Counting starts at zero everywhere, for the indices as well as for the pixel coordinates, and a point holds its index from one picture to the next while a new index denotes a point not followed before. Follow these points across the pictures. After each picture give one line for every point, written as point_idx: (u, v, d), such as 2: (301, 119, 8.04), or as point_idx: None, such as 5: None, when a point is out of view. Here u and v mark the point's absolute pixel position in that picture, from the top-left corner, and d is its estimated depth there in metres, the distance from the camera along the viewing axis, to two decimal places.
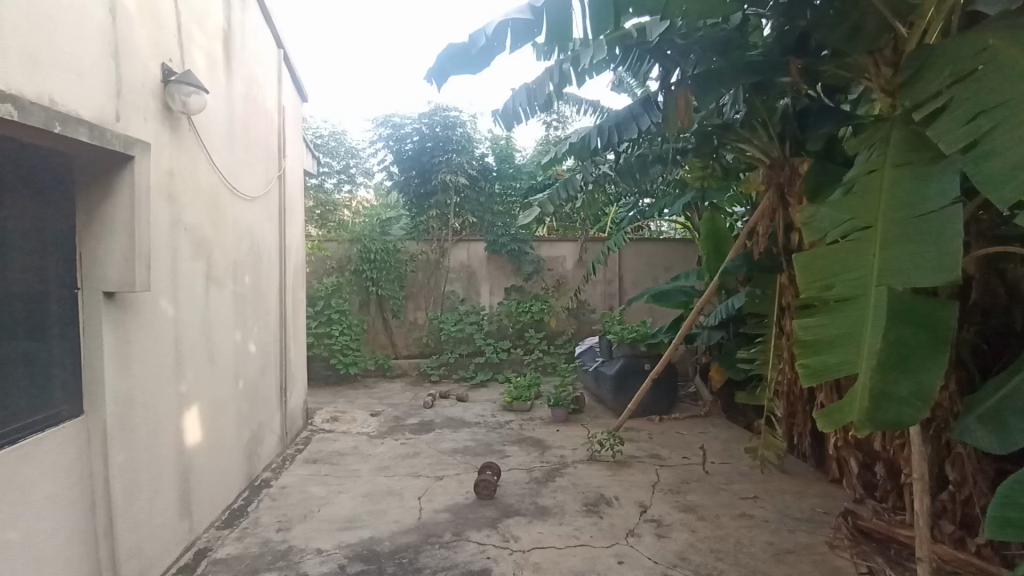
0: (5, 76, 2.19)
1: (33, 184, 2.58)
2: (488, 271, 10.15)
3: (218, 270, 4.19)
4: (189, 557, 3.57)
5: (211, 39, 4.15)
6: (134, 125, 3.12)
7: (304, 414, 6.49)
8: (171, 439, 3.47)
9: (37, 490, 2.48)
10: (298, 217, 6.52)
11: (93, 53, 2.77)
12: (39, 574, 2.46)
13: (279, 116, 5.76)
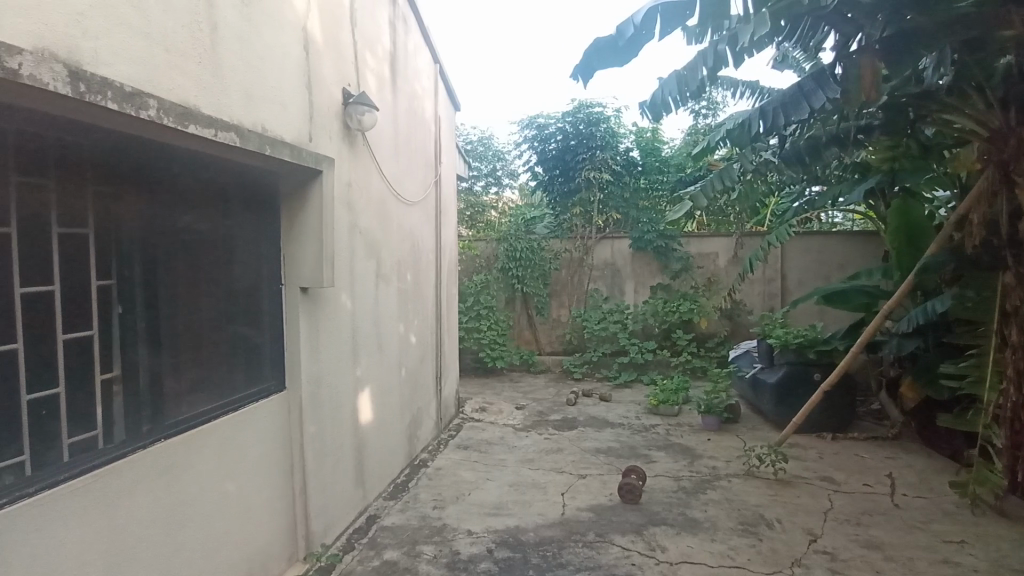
0: (229, 110, 2.70)
1: (250, 197, 3.16)
2: (633, 269, 9.87)
3: (386, 269, 4.69)
4: (363, 521, 4.06)
5: (381, 62, 4.66)
6: (322, 143, 3.62)
7: (457, 402, 6.97)
8: (349, 416, 3.97)
9: (253, 451, 3.01)
10: (452, 219, 7.02)
11: (292, 85, 3.26)
12: (252, 520, 2.99)
13: (436, 126, 6.25)
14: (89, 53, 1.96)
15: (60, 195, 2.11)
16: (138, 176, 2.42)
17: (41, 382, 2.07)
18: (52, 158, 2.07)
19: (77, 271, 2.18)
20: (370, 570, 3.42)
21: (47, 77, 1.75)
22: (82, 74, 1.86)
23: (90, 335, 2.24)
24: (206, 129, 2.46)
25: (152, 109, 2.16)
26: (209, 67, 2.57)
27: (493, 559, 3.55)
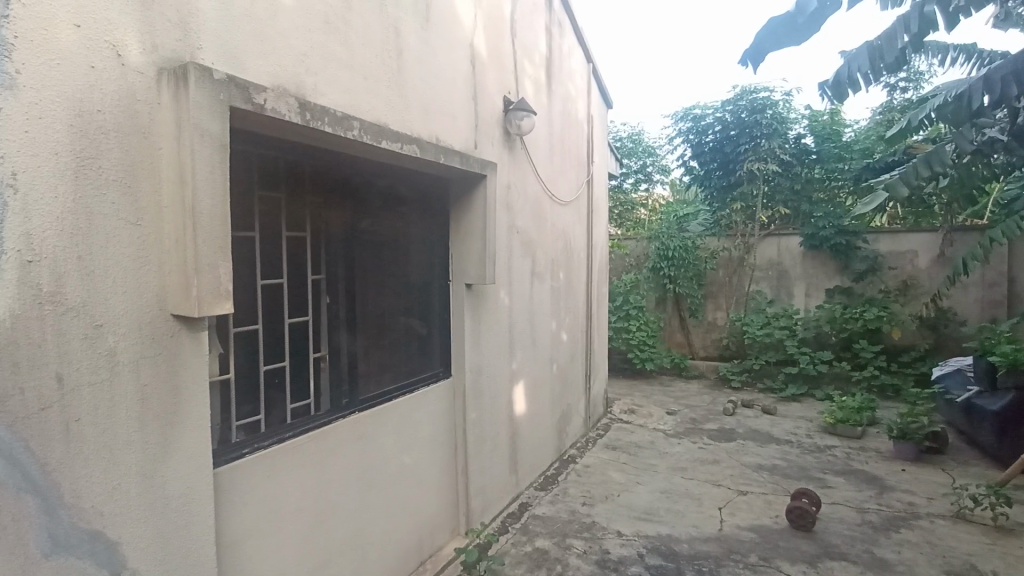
0: (410, 125, 3.03)
1: (423, 202, 3.53)
2: (805, 270, 8.84)
3: (540, 267, 4.85)
4: (515, 507, 4.26)
5: (537, 68, 4.82)
6: (486, 150, 3.88)
7: (605, 402, 6.93)
8: (505, 407, 4.20)
9: (424, 430, 3.35)
10: (603, 217, 6.98)
11: (460, 97, 3.54)
12: (423, 491, 3.32)
13: (589, 125, 6.27)
14: (309, 86, 2.38)
15: (287, 204, 2.59)
16: (341, 187, 2.85)
17: (274, 357, 2.57)
18: (282, 175, 2.54)
19: (298, 268, 2.65)
20: (522, 554, 3.59)
21: (283, 109, 2.14)
22: (308, 105, 2.25)
23: (306, 321, 2.70)
24: (395, 144, 2.79)
25: (356, 129, 2.51)
26: (395, 88, 2.92)
27: (645, 564, 3.48)
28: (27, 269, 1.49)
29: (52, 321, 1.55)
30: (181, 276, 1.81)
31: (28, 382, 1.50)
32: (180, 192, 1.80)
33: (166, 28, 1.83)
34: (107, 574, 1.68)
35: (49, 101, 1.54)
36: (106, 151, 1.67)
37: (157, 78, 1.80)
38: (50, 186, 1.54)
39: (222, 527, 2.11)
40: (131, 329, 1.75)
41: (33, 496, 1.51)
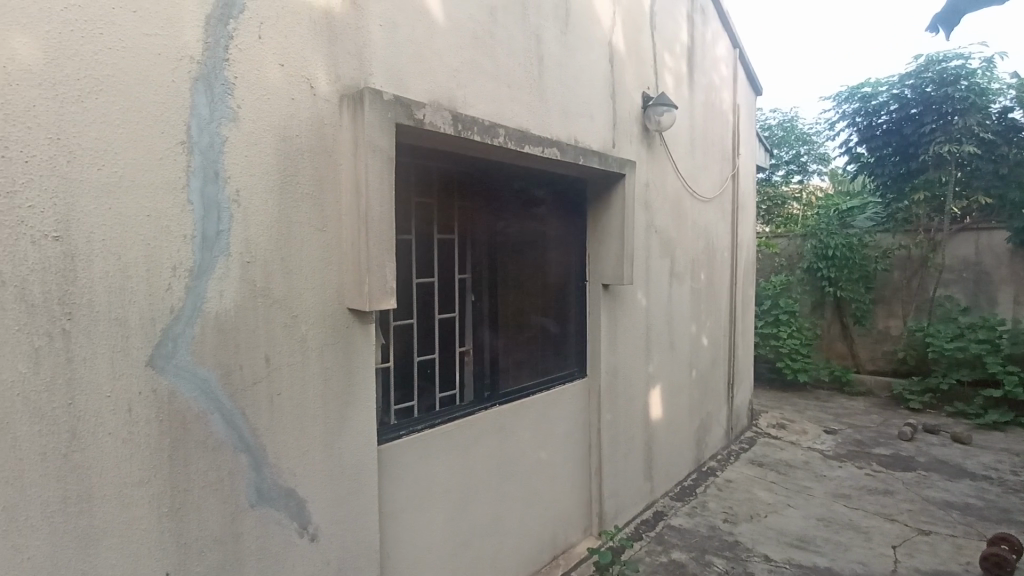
0: (549, 128, 3.10)
1: (559, 203, 3.59)
2: (1015, 271, 7.35)
3: (680, 267, 4.65)
4: (649, 515, 4.14)
5: (678, 59, 4.60)
6: (624, 148, 3.82)
7: (750, 413, 6.40)
8: (641, 410, 4.10)
9: (559, 428, 3.41)
10: (750, 213, 6.45)
11: (599, 97, 3.54)
12: (557, 488, 3.39)
13: (734, 115, 5.83)
14: (459, 98, 2.57)
15: (438, 209, 2.81)
16: (485, 191, 3.02)
17: (426, 349, 2.80)
18: (434, 182, 2.77)
19: (447, 268, 2.87)
20: (657, 563, 3.48)
21: (439, 123, 2.33)
22: (460, 116, 2.42)
23: (454, 316, 2.92)
24: (536, 148, 2.88)
25: (501, 137, 2.64)
26: (536, 94, 3.01)
27: None
28: (244, 268, 1.83)
29: (262, 311, 1.88)
30: (356, 275, 2.07)
31: (244, 360, 1.84)
32: (356, 201, 2.06)
33: (346, 59, 2.11)
34: (298, 526, 2.00)
35: (261, 129, 1.87)
36: (301, 168, 1.97)
37: (339, 102, 2.07)
38: (262, 200, 1.87)
39: (384, 498, 2.38)
40: (318, 319, 2.04)
41: (246, 453, 1.85)
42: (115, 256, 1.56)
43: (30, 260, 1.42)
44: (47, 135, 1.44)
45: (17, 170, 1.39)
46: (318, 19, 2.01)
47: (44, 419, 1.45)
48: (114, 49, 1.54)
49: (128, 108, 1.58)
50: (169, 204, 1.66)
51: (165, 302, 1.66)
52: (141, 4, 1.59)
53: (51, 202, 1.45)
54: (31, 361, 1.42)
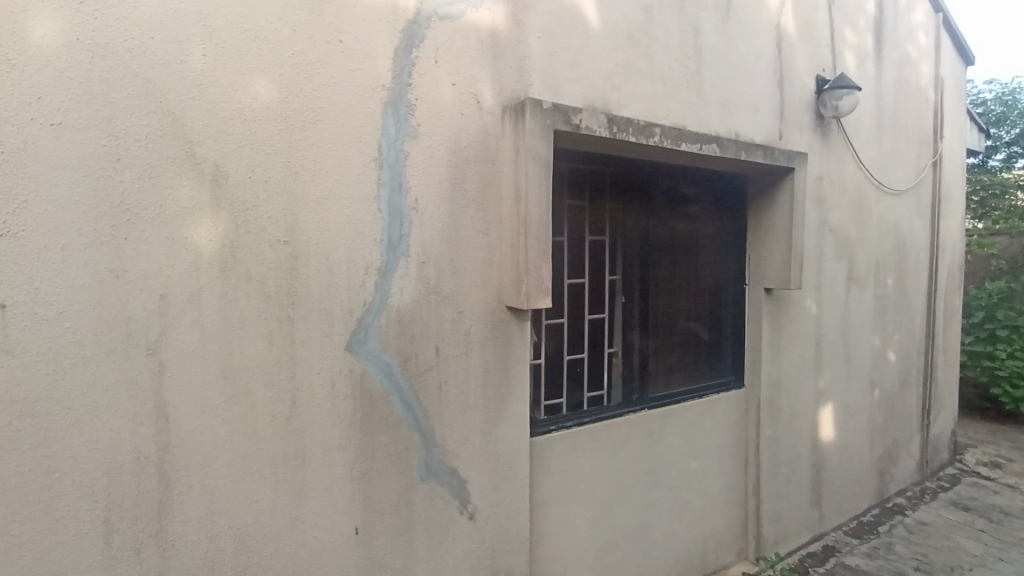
0: (707, 124, 2.96)
1: (716, 202, 3.40)
2: None
3: (861, 271, 4.08)
4: (816, 547, 3.71)
5: (862, 34, 4.04)
6: (793, 139, 3.48)
7: (953, 446, 5.36)
8: (808, 429, 3.69)
9: (712, 439, 3.23)
10: (957, 207, 5.40)
11: (764, 86, 3.27)
12: (708, 502, 3.21)
13: (936, 92, 4.94)
14: (613, 100, 2.58)
15: (590, 211, 2.85)
16: (636, 192, 2.99)
17: (575, 348, 2.87)
18: (587, 184, 2.82)
19: (598, 269, 2.91)
20: None
21: (595, 126, 2.35)
22: (614, 119, 2.42)
23: (603, 317, 2.94)
24: (693, 146, 2.74)
25: (656, 136, 2.58)
26: (693, 89, 2.89)
27: None
28: (421, 268, 2.07)
29: (434, 307, 2.10)
30: (515, 275, 2.20)
31: (418, 349, 2.07)
32: (516, 205, 2.18)
33: (508, 73, 2.26)
34: (459, 504, 2.20)
35: (436, 144, 2.08)
36: (469, 177, 2.16)
37: (502, 114, 2.23)
38: (435, 207, 2.09)
39: (535, 489, 2.49)
40: (481, 316, 2.22)
41: (418, 433, 2.09)
42: (325, 257, 1.87)
43: (267, 260, 1.78)
44: (281, 159, 1.78)
45: (261, 188, 1.76)
46: (485, 39, 2.19)
47: (274, 388, 1.80)
48: (327, 84, 1.86)
49: (336, 133, 1.88)
50: (364, 212, 1.94)
51: (359, 296, 1.94)
52: (347, 45, 1.89)
53: (282, 213, 1.79)
54: (267, 340, 1.79)
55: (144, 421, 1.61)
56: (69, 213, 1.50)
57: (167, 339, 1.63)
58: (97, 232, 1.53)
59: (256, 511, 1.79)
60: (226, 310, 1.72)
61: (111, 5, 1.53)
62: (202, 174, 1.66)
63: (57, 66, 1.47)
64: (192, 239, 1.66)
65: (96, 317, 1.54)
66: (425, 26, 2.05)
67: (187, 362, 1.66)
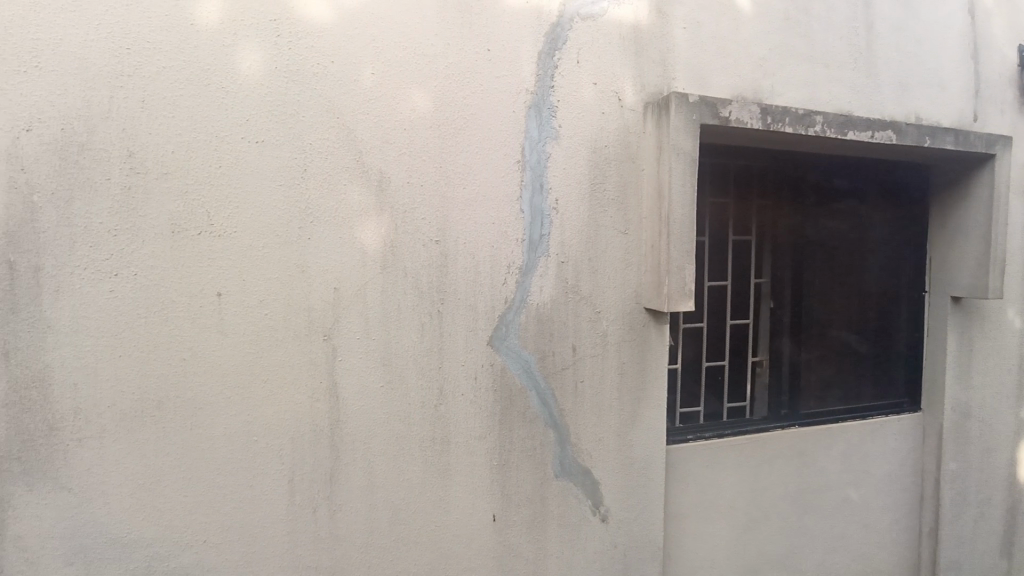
0: (879, 107, 2.61)
1: (888, 197, 2.98)
2: None
3: None
4: None
5: None
6: (993, 119, 2.93)
7: None
8: (1008, 466, 3.09)
9: (878, 466, 2.84)
10: None
11: (954, 59, 2.79)
12: (871, 538, 2.83)
13: None
14: (766, 89, 2.39)
15: (736, 209, 2.67)
16: (789, 187, 2.74)
17: (716, 355, 2.70)
18: (732, 180, 2.64)
19: (743, 271, 2.71)
20: None
21: (746, 118, 2.16)
22: (769, 109, 2.21)
23: (747, 323, 2.73)
24: (864, 134, 2.41)
25: (818, 124, 2.31)
26: (862, 70, 2.56)
27: None
28: (560, 267, 2.09)
29: (572, 306, 2.12)
30: (655, 276, 2.13)
31: (556, 348, 2.10)
32: (658, 204, 2.11)
33: (651, 68, 2.19)
34: (591, 504, 2.19)
35: (577, 144, 2.09)
36: (608, 176, 2.14)
37: (645, 110, 2.17)
38: (575, 207, 2.10)
39: (670, 499, 2.39)
40: (619, 317, 2.19)
41: (554, 430, 2.12)
42: (471, 256, 1.98)
43: (422, 258, 1.92)
44: (434, 165, 1.92)
45: (418, 191, 1.91)
46: (627, 35, 2.15)
47: (424, 376, 1.95)
48: (476, 92, 1.96)
49: (484, 138, 1.98)
50: (508, 213, 2.02)
51: (501, 294, 2.02)
52: (494, 53, 1.98)
53: (435, 215, 1.93)
54: (419, 332, 1.93)
55: (320, 398, 1.84)
56: (267, 217, 1.76)
57: (339, 326, 1.84)
58: (287, 232, 1.78)
59: (407, 488, 1.95)
60: (386, 303, 1.89)
61: (302, 36, 1.77)
62: (370, 180, 1.85)
63: (261, 92, 1.74)
64: (360, 238, 1.85)
65: (286, 305, 1.79)
66: (568, 27, 2.07)
67: (353, 348, 1.86)
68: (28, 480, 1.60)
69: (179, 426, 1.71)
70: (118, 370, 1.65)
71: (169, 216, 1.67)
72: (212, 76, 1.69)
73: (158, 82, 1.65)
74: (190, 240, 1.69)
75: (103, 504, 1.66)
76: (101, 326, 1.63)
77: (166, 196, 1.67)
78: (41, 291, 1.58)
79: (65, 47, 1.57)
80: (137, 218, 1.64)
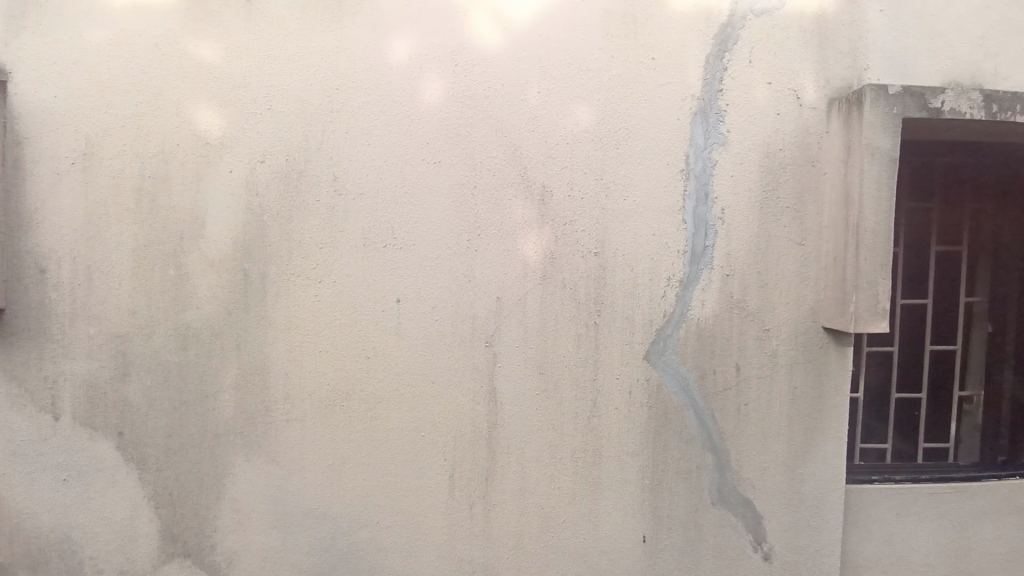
0: None
1: None
2: None
3: None
4: None
5: None
6: None
7: None
8: None
9: None
10: None
11: None
12: None
13: None
14: (990, 71, 1.99)
15: (942, 214, 2.27)
16: (1015, 188, 2.27)
17: (910, 385, 2.32)
18: (938, 182, 2.24)
19: (950, 289, 2.29)
20: None
21: (966, 108, 1.82)
22: (997, 95, 1.84)
23: (954, 350, 2.30)
24: None
25: None
26: None
27: None
28: (724, 281, 1.96)
29: (737, 323, 1.97)
30: (839, 293, 1.89)
31: (718, 367, 1.97)
32: (844, 212, 1.87)
33: (838, 60, 1.96)
34: (752, 539, 2.01)
35: (748, 149, 1.95)
36: (783, 183, 1.96)
37: (828, 108, 1.94)
38: (744, 217, 1.96)
39: (848, 546, 2.10)
40: (791, 337, 1.98)
41: (712, 454, 1.99)
42: (629, 268, 1.94)
43: (580, 270, 1.94)
44: (594, 177, 1.92)
45: (577, 204, 1.93)
46: (809, 27, 1.95)
47: (578, 387, 1.95)
48: (639, 102, 1.93)
49: (646, 148, 1.93)
50: (668, 224, 1.94)
51: (660, 308, 1.95)
52: (658, 60, 1.92)
53: (594, 227, 1.93)
54: (575, 343, 1.95)
55: (480, 401, 1.94)
56: (441, 231, 1.91)
57: (500, 334, 1.93)
58: (457, 245, 1.91)
59: (557, 497, 1.97)
60: (544, 314, 1.94)
61: (476, 62, 1.89)
62: (533, 194, 1.91)
63: (440, 116, 1.89)
64: (522, 250, 1.92)
65: (454, 312, 1.92)
66: (740, 26, 1.93)
67: (512, 356, 1.94)
68: (248, 453, 1.92)
69: (362, 417, 1.92)
70: (318, 364, 1.91)
71: (362, 231, 1.89)
72: (399, 105, 1.88)
73: (357, 114, 1.88)
74: (377, 251, 1.90)
75: (302, 479, 1.93)
76: (307, 326, 1.90)
77: (360, 214, 1.89)
78: (266, 295, 1.89)
79: (291, 91, 1.87)
80: (338, 233, 1.89)
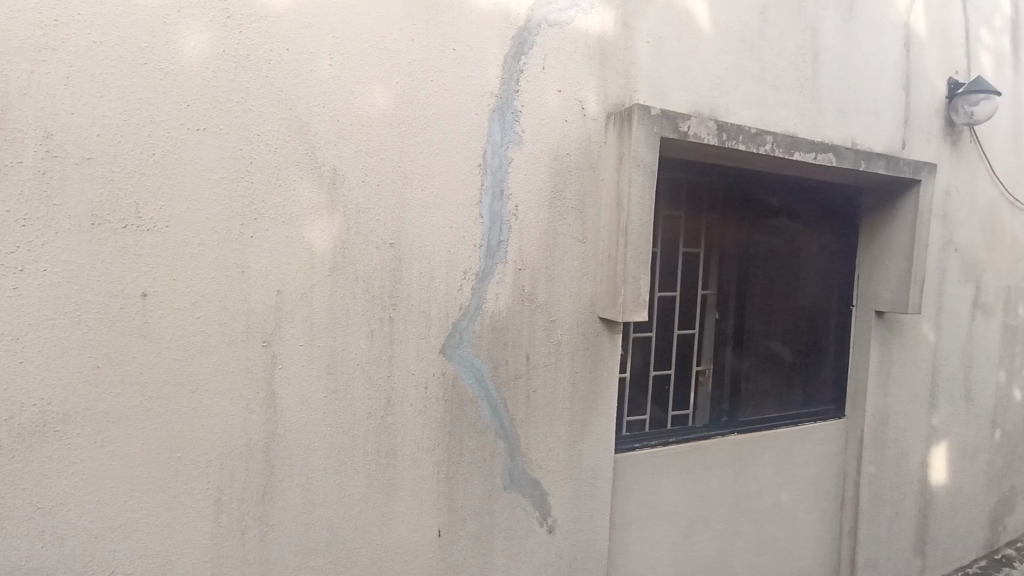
0: (820, 129, 2.73)
1: (824, 216, 3.15)
2: None
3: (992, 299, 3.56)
4: None
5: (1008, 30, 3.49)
6: (919, 148, 3.09)
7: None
8: (914, 468, 3.35)
9: (806, 470, 3.00)
10: None
11: (889, 90, 2.94)
12: (796, 539, 2.98)
13: None
14: (721, 106, 2.44)
15: (687, 220, 2.73)
16: (735, 202, 2.83)
17: (663, 363, 2.75)
18: (685, 193, 2.69)
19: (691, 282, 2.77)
20: None
21: (704, 134, 2.20)
22: (724, 126, 2.25)
23: (694, 332, 2.80)
24: (808, 155, 2.50)
25: (768, 143, 2.38)
26: (808, 94, 2.68)
27: None
28: (517, 274, 2.05)
29: (527, 315, 2.08)
30: (611, 286, 2.12)
31: (510, 356, 2.06)
32: (615, 214, 2.10)
33: (614, 79, 2.19)
34: (538, 515, 2.16)
35: (540, 150, 2.05)
36: (569, 185, 2.12)
37: (606, 120, 2.16)
38: (535, 214, 2.06)
39: (616, 507, 2.41)
40: (573, 326, 2.17)
41: (504, 440, 2.07)
42: (427, 261, 1.90)
43: (374, 261, 1.82)
44: (391, 164, 1.82)
45: (373, 192, 1.80)
46: (593, 44, 2.13)
47: (372, 385, 1.85)
48: (439, 91, 1.88)
49: (445, 139, 1.90)
50: (465, 217, 1.95)
51: (456, 301, 1.95)
52: (459, 52, 1.91)
53: (390, 217, 1.83)
54: (369, 339, 1.83)
55: (256, 409, 1.70)
56: (205, 211, 1.60)
57: (281, 332, 1.71)
58: (226, 230, 1.63)
59: (347, 504, 1.84)
60: (334, 309, 1.78)
61: (254, 19, 1.62)
62: (322, 177, 1.73)
63: (205, 76, 1.58)
64: (308, 238, 1.73)
65: (222, 308, 1.64)
66: (535, 32, 2.02)
67: (296, 357, 1.74)
68: None
69: (90, 441, 1.52)
70: (16, 378, 1.45)
71: (88, 206, 1.48)
72: (148, 54, 1.52)
73: (82, 56, 1.46)
74: (113, 233, 1.51)
75: None
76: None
77: (86, 184, 1.48)
78: None
79: None
80: (50, 207, 1.45)
